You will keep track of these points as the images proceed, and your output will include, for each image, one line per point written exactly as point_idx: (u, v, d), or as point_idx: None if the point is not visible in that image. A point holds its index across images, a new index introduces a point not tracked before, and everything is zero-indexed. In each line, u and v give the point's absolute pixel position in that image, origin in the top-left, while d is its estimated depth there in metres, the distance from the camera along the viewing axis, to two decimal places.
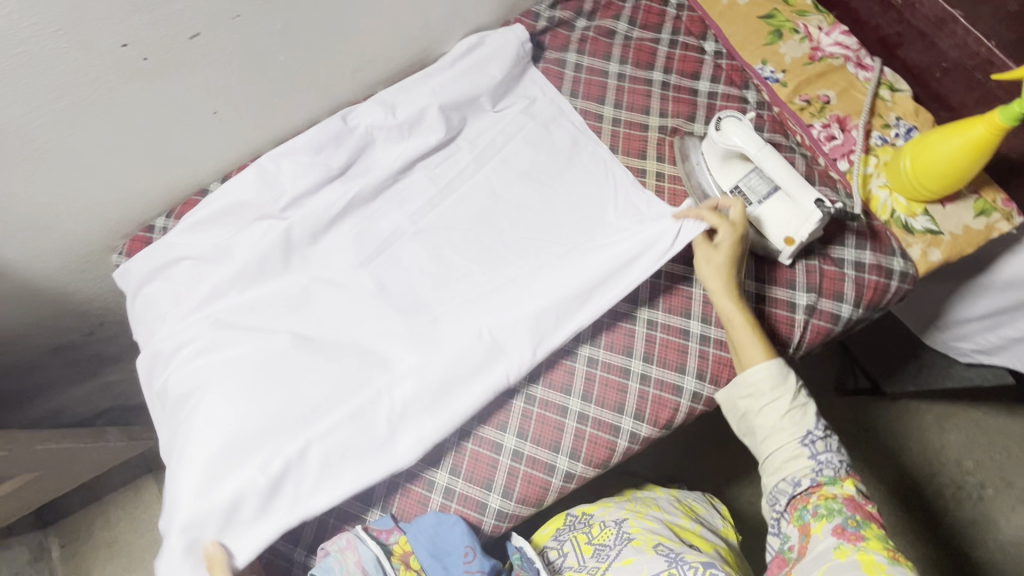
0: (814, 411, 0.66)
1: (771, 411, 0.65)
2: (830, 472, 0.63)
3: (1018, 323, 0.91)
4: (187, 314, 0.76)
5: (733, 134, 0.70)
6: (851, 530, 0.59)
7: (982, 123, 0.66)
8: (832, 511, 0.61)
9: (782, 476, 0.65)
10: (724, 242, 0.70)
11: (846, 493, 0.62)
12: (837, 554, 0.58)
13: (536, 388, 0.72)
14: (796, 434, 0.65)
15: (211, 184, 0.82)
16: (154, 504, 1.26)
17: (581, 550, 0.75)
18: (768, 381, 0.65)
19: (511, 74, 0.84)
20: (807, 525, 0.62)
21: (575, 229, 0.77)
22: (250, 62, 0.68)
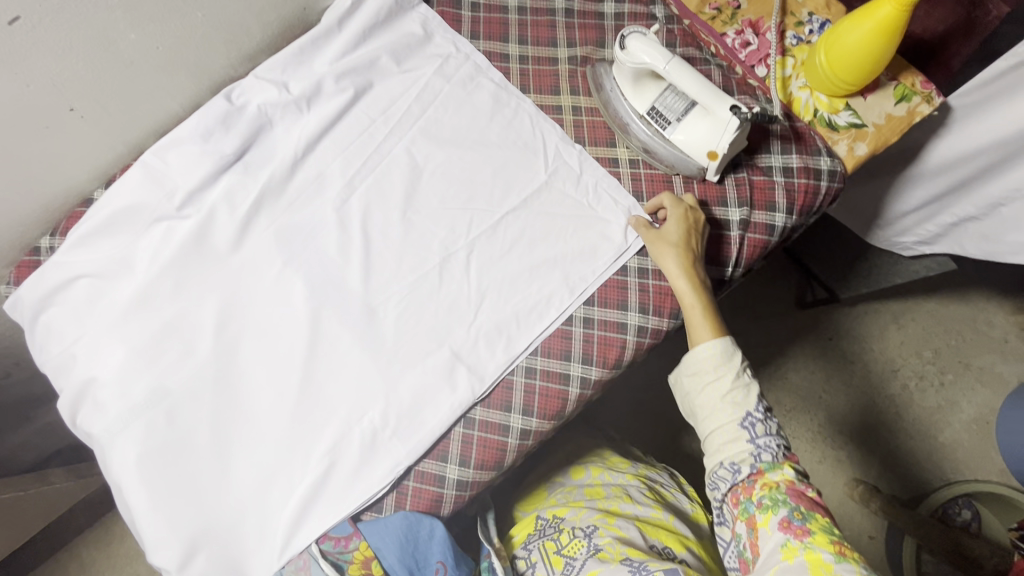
0: (756, 391, 0.65)
1: (714, 391, 0.65)
2: (769, 457, 0.63)
3: (954, 208, 0.91)
4: (92, 337, 0.69)
5: (637, 49, 0.67)
6: (797, 523, 0.58)
7: (888, 2, 0.64)
8: (777, 502, 0.60)
9: (724, 462, 0.65)
10: (672, 226, 0.68)
11: (788, 478, 0.62)
12: (784, 555, 0.57)
13: (479, 353, 0.68)
14: (735, 415, 0.64)
15: (96, 191, 0.74)
16: (128, 538, 1.21)
17: (550, 561, 0.77)
18: (712, 360, 0.65)
19: (403, 22, 0.77)
20: (753, 517, 0.62)
21: (506, 194, 0.72)
22: (95, 44, 0.60)
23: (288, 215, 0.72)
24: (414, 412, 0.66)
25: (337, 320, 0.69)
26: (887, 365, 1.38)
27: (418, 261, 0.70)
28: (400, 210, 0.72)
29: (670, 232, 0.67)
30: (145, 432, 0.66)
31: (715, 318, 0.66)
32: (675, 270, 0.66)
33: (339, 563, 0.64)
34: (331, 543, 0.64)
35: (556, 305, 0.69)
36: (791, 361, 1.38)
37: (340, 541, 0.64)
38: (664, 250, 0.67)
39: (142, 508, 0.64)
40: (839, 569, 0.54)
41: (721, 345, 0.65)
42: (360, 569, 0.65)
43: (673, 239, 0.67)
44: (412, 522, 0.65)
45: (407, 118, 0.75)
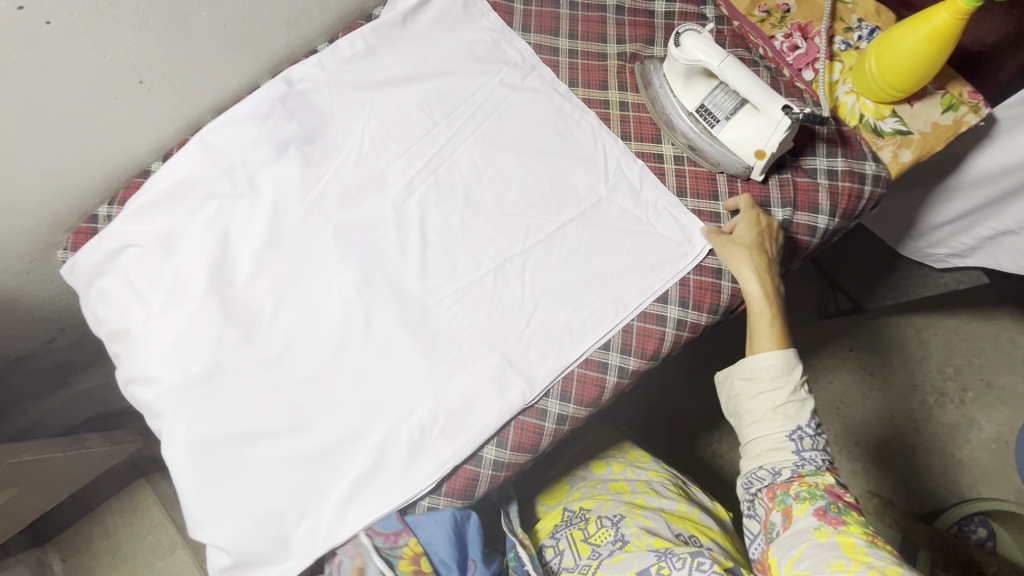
0: (809, 408, 0.67)
1: (765, 400, 0.67)
2: (813, 465, 0.66)
3: (992, 220, 0.92)
4: (148, 304, 0.72)
5: (695, 50, 0.67)
6: (833, 514, 0.62)
7: (945, 9, 0.64)
8: (815, 495, 0.64)
9: (766, 462, 0.66)
10: (744, 228, 0.69)
11: (829, 483, 0.65)
12: (816, 534, 0.61)
13: (518, 340, 0.69)
14: (784, 427, 0.66)
15: (153, 164, 0.76)
16: (152, 509, 1.23)
17: (577, 549, 0.78)
18: (771, 370, 0.66)
19: (467, 27, 0.79)
20: (789, 507, 0.65)
21: (565, 205, 0.74)
22: (170, 20, 0.62)
23: (345, 213, 0.75)
24: (455, 397, 0.68)
25: (392, 312, 0.71)
26: (905, 380, 1.37)
27: (465, 249, 0.73)
28: (459, 214, 0.74)
29: (743, 235, 0.69)
30: (193, 399, 0.68)
31: (780, 330, 0.67)
32: (748, 272, 0.67)
33: (390, 559, 0.67)
34: (381, 538, 0.67)
35: (610, 317, 0.69)
36: (812, 373, 1.38)
37: (389, 536, 0.67)
38: (736, 253, 0.68)
39: (184, 469, 0.66)
40: (870, 550, 0.58)
41: (783, 357, 0.66)
42: (410, 566, 0.67)
43: (746, 242, 0.68)
44: (459, 516, 0.67)
45: (468, 124, 0.77)
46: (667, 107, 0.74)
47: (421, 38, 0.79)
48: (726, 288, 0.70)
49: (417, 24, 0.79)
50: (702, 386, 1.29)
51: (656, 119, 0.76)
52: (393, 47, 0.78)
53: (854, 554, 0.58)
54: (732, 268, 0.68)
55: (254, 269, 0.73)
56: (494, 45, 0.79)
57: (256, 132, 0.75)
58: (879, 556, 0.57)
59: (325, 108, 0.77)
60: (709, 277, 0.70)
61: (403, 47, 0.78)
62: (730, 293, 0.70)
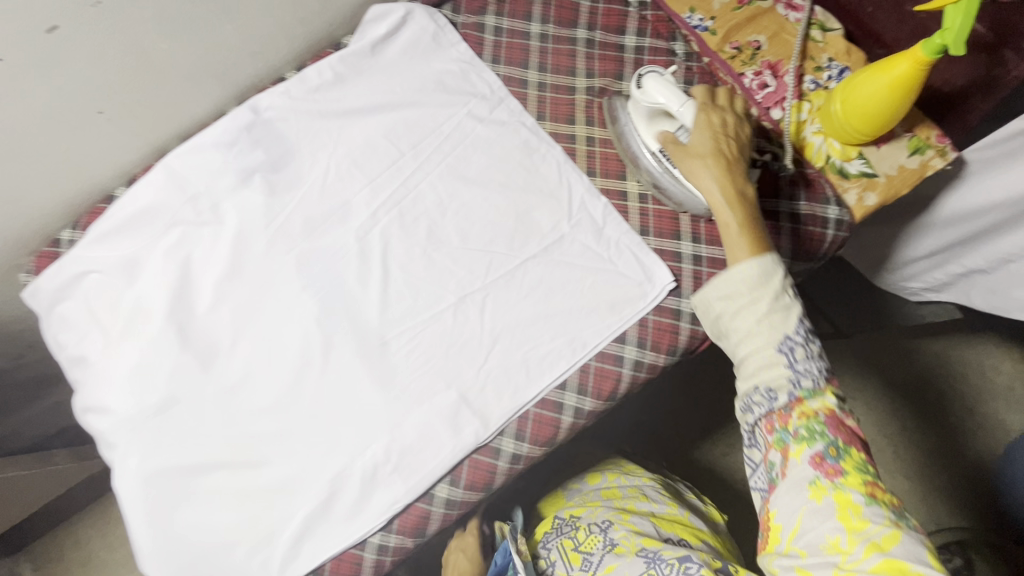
0: (796, 314, 0.61)
1: (747, 315, 0.61)
2: (811, 385, 0.59)
3: (963, 258, 0.91)
4: (108, 331, 0.72)
5: (655, 90, 0.67)
6: (831, 461, 0.56)
7: (905, 59, 0.63)
8: (813, 435, 0.57)
9: (759, 388, 0.60)
10: (701, 138, 0.65)
11: (828, 406, 0.59)
12: (812, 494, 0.55)
13: (475, 378, 0.69)
14: (773, 338, 0.60)
15: (117, 189, 0.76)
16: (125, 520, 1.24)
17: (569, 559, 0.77)
18: (747, 282, 0.61)
19: (437, 57, 0.79)
20: (786, 447, 0.58)
21: (526, 240, 0.74)
22: (128, 53, 0.62)
23: (308, 243, 0.75)
24: (410, 434, 0.68)
25: (351, 346, 0.71)
26: (892, 400, 1.37)
27: (426, 284, 0.73)
28: (422, 247, 0.74)
29: (700, 144, 0.65)
30: (147, 429, 0.68)
31: (756, 238, 0.63)
32: (707, 179, 0.64)
33: None
34: None
35: (567, 357, 0.69)
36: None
37: None
38: (693, 161, 0.65)
39: (135, 501, 0.66)
40: (868, 512, 0.53)
41: (760, 265, 0.61)
42: None
43: (702, 148, 0.65)
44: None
45: (434, 155, 0.77)
46: (635, 145, 0.73)
47: (390, 68, 0.78)
48: (685, 330, 0.70)
49: (386, 53, 0.78)
50: (680, 408, 1.27)
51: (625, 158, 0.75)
52: (362, 76, 0.78)
53: (850, 523, 0.53)
54: (692, 178, 0.65)
55: (214, 297, 0.73)
56: (463, 76, 0.79)
57: (220, 159, 0.75)
58: (877, 520, 0.53)
59: (291, 136, 0.77)
60: (667, 318, 0.70)
61: (371, 77, 0.78)
62: (688, 334, 0.70)
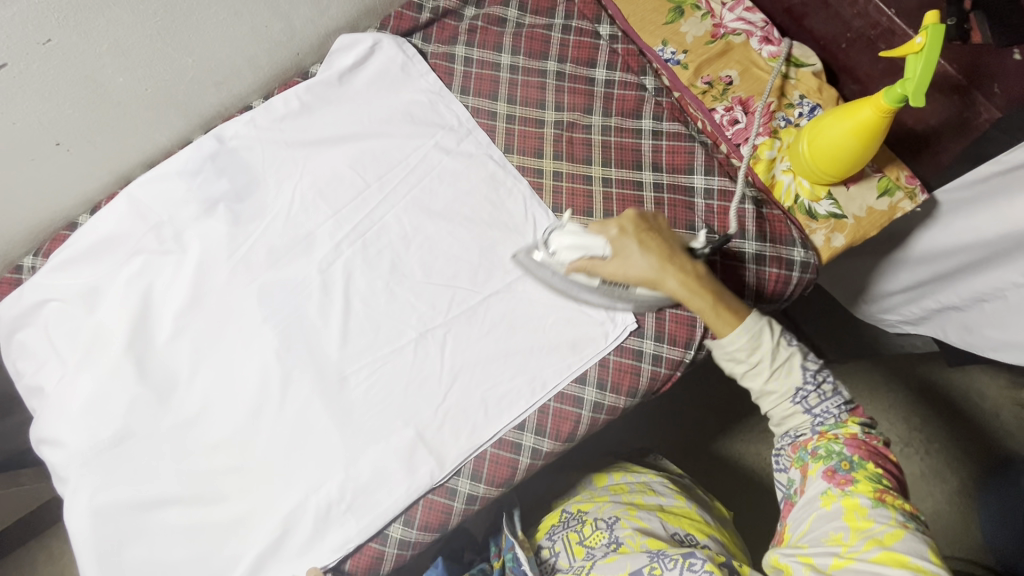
0: (797, 361, 0.61)
1: (755, 378, 0.62)
2: (832, 419, 0.61)
3: (938, 294, 0.89)
4: (65, 360, 0.71)
5: (564, 248, 0.64)
6: (843, 473, 0.57)
7: (869, 105, 0.63)
8: (832, 453, 0.59)
9: (784, 431, 0.63)
10: (626, 251, 0.63)
11: (850, 434, 0.60)
12: (822, 502, 0.58)
13: (431, 416, 0.69)
14: (785, 393, 0.61)
15: (80, 216, 0.76)
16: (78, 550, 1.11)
17: (573, 552, 0.73)
18: (743, 353, 0.61)
19: (406, 87, 0.79)
20: (805, 465, 0.61)
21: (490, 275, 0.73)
22: (83, 87, 0.62)
23: (270, 273, 0.74)
24: (365, 472, 0.67)
25: (309, 381, 0.70)
26: (924, 417, 1.14)
27: (387, 319, 0.72)
28: (385, 280, 0.74)
29: (629, 252, 0.62)
30: (101, 462, 0.67)
31: (728, 304, 0.62)
32: (659, 278, 0.62)
33: None
34: None
35: (526, 397, 0.69)
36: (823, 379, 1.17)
37: None
38: (637, 273, 0.62)
39: (85, 537, 0.65)
40: (873, 513, 0.54)
41: (745, 331, 0.61)
42: None
43: (633, 255, 0.62)
44: None
45: (400, 186, 0.77)
46: (567, 288, 0.70)
47: (358, 98, 0.78)
48: (646, 371, 0.70)
49: (354, 83, 0.78)
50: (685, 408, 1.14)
51: (563, 299, 0.72)
52: (329, 105, 0.78)
53: (854, 522, 0.54)
54: (647, 285, 0.63)
55: (174, 327, 0.72)
56: (431, 107, 0.79)
57: (184, 188, 0.74)
58: (881, 520, 0.54)
59: (256, 166, 0.76)
60: (629, 358, 0.70)
61: (338, 107, 0.78)
62: (649, 376, 0.70)
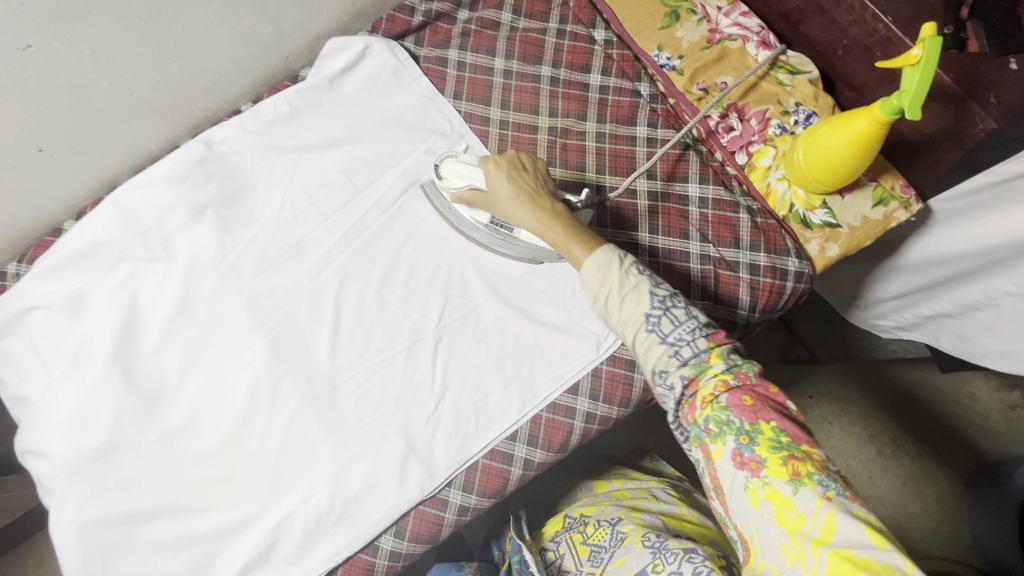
0: (647, 281, 0.57)
1: (608, 310, 0.58)
2: (691, 355, 0.54)
3: (931, 302, 0.89)
4: (49, 369, 0.70)
5: (454, 176, 0.68)
6: (749, 454, 0.51)
7: (865, 116, 0.62)
8: (724, 428, 0.52)
9: (654, 376, 0.56)
10: (498, 188, 0.65)
11: (722, 381, 0.53)
12: (750, 501, 0.50)
13: (422, 426, 0.68)
14: (637, 319, 0.56)
15: (65, 222, 0.75)
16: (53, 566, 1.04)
17: (578, 552, 0.72)
18: (596, 278, 0.57)
19: (398, 92, 0.78)
20: (705, 446, 0.53)
21: (482, 284, 0.73)
22: (65, 93, 0.61)
23: (259, 281, 0.73)
24: (355, 484, 0.67)
25: (299, 391, 0.70)
26: (915, 421, 1.11)
27: (378, 329, 0.71)
28: (376, 288, 0.73)
29: (497, 192, 0.65)
30: (87, 473, 0.66)
31: (588, 239, 0.61)
32: (524, 215, 0.63)
33: None
34: None
35: (517, 407, 0.69)
36: (813, 377, 1.15)
37: None
38: (502, 206, 0.64)
39: (70, 550, 0.64)
40: (799, 505, 0.48)
41: (598, 257, 0.58)
42: None
43: (498, 188, 0.64)
44: None
45: (390, 192, 0.76)
46: (458, 221, 0.73)
47: (349, 102, 0.77)
48: (638, 382, 0.69)
49: (345, 87, 0.77)
50: None
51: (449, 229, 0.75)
52: (319, 110, 0.76)
53: (788, 526, 0.48)
54: (511, 219, 0.65)
55: (161, 336, 0.71)
56: (423, 111, 0.78)
57: (171, 195, 0.73)
58: (808, 509, 0.47)
59: (245, 172, 0.75)
60: (621, 369, 0.69)
61: (329, 112, 0.77)
62: (642, 386, 0.69)
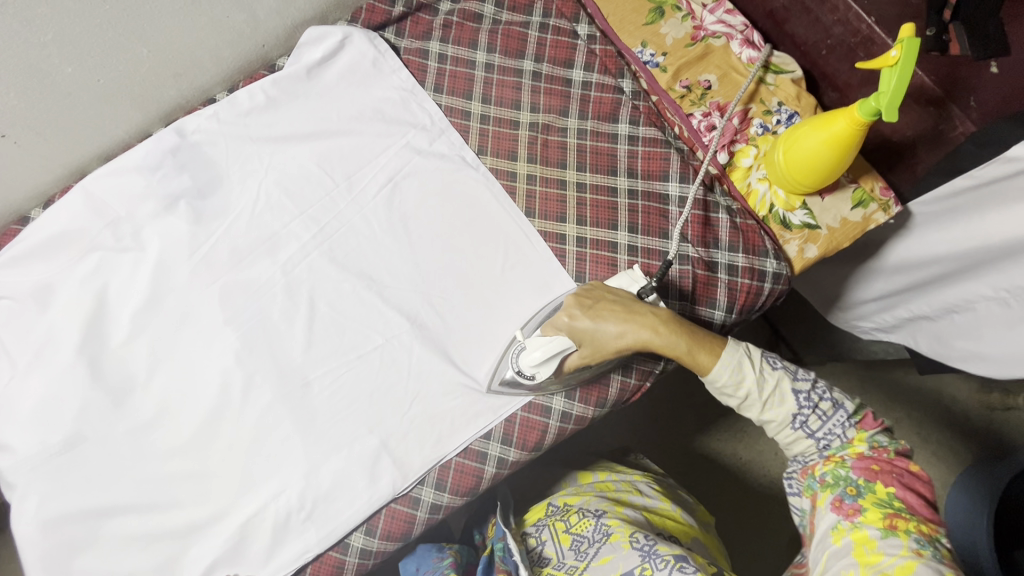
0: (786, 380, 0.60)
1: (750, 410, 0.61)
2: (838, 442, 0.59)
3: (911, 304, 0.89)
4: (12, 360, 0.68)
5: (541, 366, 0.63)
6: (849, 502, 0.55)
7: (843, 117, 0.62)
8: (838, 480, 0.57)
9: (793, 454, 0.62)
10: (589, 328, 0.62)
11: (857, 452, 0.58)
12: (833, 537, 0.54)
13: (395, 425, 0.67)
14: (784, 420, 0.60)
15: (33, 210, 0.73)
16: (12, 564, 1.00)
17: (559, 540, 0.71)
18: (739, 388, 0.60)
19: (377, 84, 0.77)
20: (815, 494, 0.58)
21: (460, 281, 0.72)
22: (26, 77, 0.59)
23: (232, 273, 0.71)
24: (326, 481, 0.66)
25: (271, 386, 0.68)
26: (897, 420, 1.12)
27: (354, 326, 0.70)
28: (352, 283, 0.72)
29: (590, 331, 0.62)
30: (52, 467, 0.65)
31: (705, 341, 0.61)
32: (637, 344, 0.62)
33: None
34: None
35: (490, 406, 0.68)
36: None
37: None
38: (615, 347, 0.62)
39: (32, 544, 0.63)
40: (882, 546, 0.51)
41: (730, 365, 0.60)
42: None
43: (599, 337, 0.62)
44: None
45: (368, 187, 0.74)
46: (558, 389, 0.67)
47: (327, 93, 0.76)
48: (615, 382, 0.69)
49: (323, 77, 0.76)
50: (668, 412, 1.13)
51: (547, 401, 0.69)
52: (296, 100, 0.75)
53: (863, 558, 0.51)
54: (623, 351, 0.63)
55: (130, 329, 0.69)
56: (403, 105, 0.77)
57: (142, 184, 0.71)
58: (891, 552, 0.50)
59: (219, 162, 0.73)
60: (598, 368, 0.69)
61: (306, 102, 0.75)
62: (619, 387, 0.69)
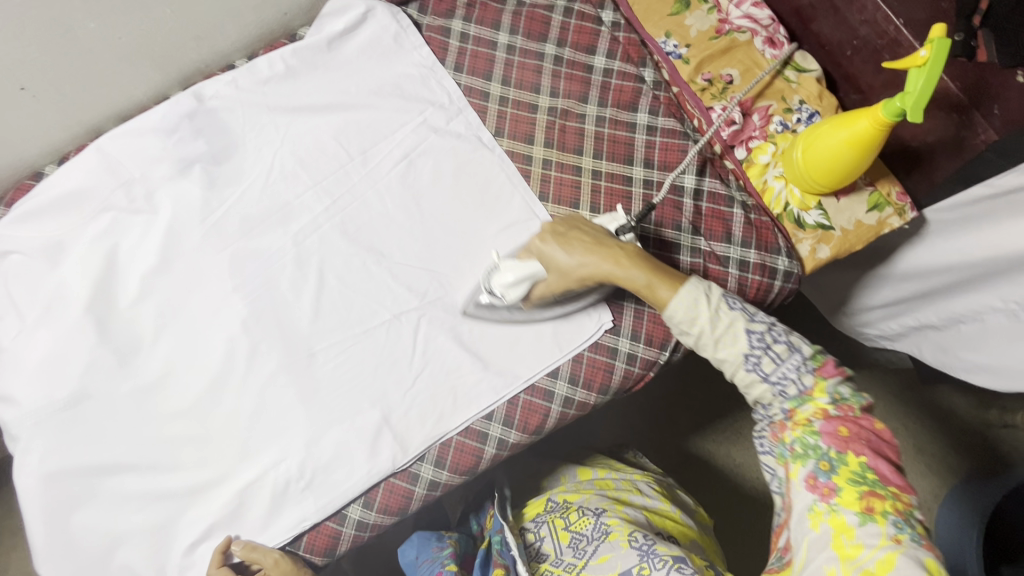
0: (739, 316, 0.57)
1: (704, 350, 0.59)
2: (796, 391, 0.56)
3: (918, 312, 0.89)
4: (21, 314, 0.68)
5: (507, 288, 0.64)
6: (824, 480, 0.53)
7: (866, 117, 0.61)
8: (808, 451, 0.54)
9: (755, 404, 0.59)
10: (554, 253, 0.63)
11: (821, 408, 0.55)
12: (810, 522, 0.52)
13: (398, 399, 0.68)
14: (738, 360, 0.57)
15: (47, 166, 0.73)
16: (10, 518, 1.01)
17: (558, 538, 0.71)
18: (691, 321, 0.58)
19: (398, 60, 0.76)
20: (785, 464, 0.56)
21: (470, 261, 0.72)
22: (48, 28, 0.59)
23: (243, 241, 0.71)
24: (326, 452, 0.66)
25: (276, 355, 0.69)
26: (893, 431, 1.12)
27: (361, 300, 0.70)
28: (362, 257, 0.72)
29: (553, 256, 0.63)
30: (55, 422, 0.65)
31: (670, 274, 0.60)
32: (598, 274, 0.62)
33: None
34: None
35: (494, 387, 0.68)
36: None
37: None
38: (576, 275, 0.63)
39: (32, 497, 0.63)
40: (862, 535, 0.49)
41: (688, 298, 0.58)
42: None
43: (563, 263, 0.63)
44: None
45: (383, 163, 0.74)
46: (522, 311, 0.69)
47: (346, 66, 0.75)
48: (619, 369, 0.69)
49: (344, 50, 0.75)
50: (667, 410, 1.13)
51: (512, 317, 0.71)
52: (316, 71, 0.75)
53: (844, 552, 0.50)
54: (585, 279, 0.63)
55: (139, 290, 0.69)
56: (422, 81, 0.76)
57: (157, 146, 0.71)
58: (871, 542, 0.49)
59: (235, 129, 0.73)
60: (603, 356, 0.69)
61: (325, 73, 0.75)
62: (622, 374, 0.69)
